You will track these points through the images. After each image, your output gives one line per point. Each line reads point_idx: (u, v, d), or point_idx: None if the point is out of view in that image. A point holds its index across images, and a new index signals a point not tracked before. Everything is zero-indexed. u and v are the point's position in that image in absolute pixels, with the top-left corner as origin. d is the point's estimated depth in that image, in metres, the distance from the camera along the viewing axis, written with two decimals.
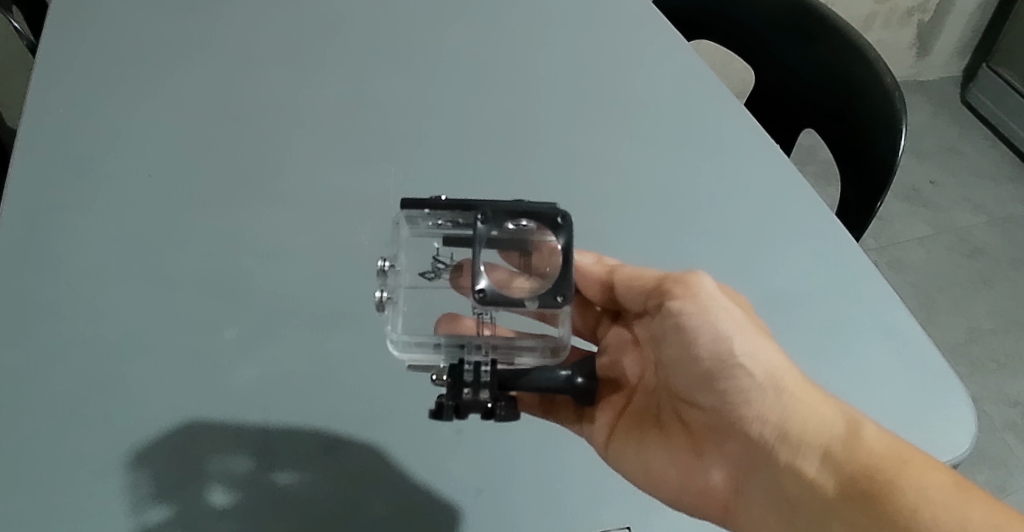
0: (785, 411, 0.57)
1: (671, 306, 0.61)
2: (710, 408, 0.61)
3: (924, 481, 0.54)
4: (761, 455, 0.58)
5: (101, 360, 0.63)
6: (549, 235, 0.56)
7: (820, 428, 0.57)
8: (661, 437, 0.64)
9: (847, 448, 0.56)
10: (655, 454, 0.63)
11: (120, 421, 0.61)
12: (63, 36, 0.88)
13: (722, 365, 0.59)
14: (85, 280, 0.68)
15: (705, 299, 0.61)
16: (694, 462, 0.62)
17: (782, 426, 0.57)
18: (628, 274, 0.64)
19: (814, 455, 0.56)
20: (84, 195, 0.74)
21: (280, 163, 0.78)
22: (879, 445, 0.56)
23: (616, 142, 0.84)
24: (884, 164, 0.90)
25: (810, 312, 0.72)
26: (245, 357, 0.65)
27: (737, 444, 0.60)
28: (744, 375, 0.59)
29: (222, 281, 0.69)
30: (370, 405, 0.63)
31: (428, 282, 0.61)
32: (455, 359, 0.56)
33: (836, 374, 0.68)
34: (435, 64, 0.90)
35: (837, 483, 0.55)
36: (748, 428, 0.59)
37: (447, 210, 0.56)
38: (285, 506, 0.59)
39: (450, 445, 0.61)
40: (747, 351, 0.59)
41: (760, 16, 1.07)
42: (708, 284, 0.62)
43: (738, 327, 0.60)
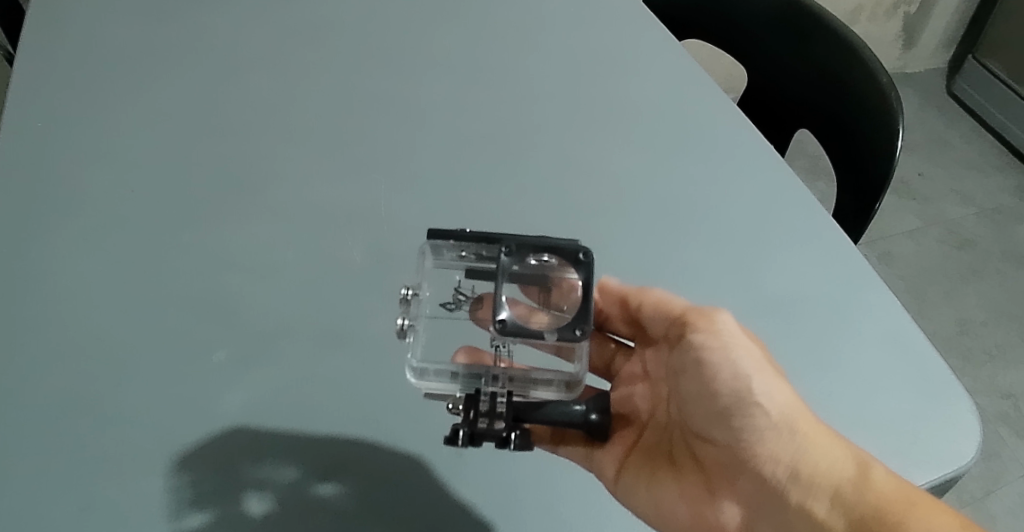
0: (799, 452, 0.58)
1: (693, 338, 0.61)
2: (725, 445, 0.60)
3: (933, 523, 0.55)
4: (773, 494, 0.59)
5: (89, 386, 0.62)
6: (571, 273, 0.55)
7: (832, 468, 0.57)
8: (674, 472, 0.64)
9: (857, 489, 0.57)
10: (666, 490, 0.63)
11: (107, 448, 0.59)
12: (42, 51, 0.86)
13: (738, 403, 0.59)
14: (72, 302, 0.66)
15: (725, 336, 0.60)
16: (707, 499, 0.62)
17: (795, 465, 0.58)
18: (654, 300, 0.63)
19: (825, 496, 0.58)
20: (68, 214, 0.72)
21: (269, 176, 0.77)
22: (889, 486, 0.56)
23: (610, 148, 0.83)
24: (881, 164, 0.89)
25: (817, 332, 0.70)
26: (238, 379, 0.63)
27: (750, 483, 0.60)
28: (760, 414, 0.58)
29: (213, 301, 0.67)
30: (367, 427, 0.62)
31: (448, 313, 0.61)
32: (471, 390, 0.55)
33: (850, 399, 0.66)
34: (425, 70, 0.88)
35: (847, 524, 0.57)
36: (762, 466, 0.59)
37: (474, 242, 0.56)
38: (325, 517, 0.58)
39: (453, 469, 0.60)
40: (764, 389, 0.58)
41: (754, 15, 1.06)
42: (730, 320, 0.61)
43: (757, 364, 0.59)
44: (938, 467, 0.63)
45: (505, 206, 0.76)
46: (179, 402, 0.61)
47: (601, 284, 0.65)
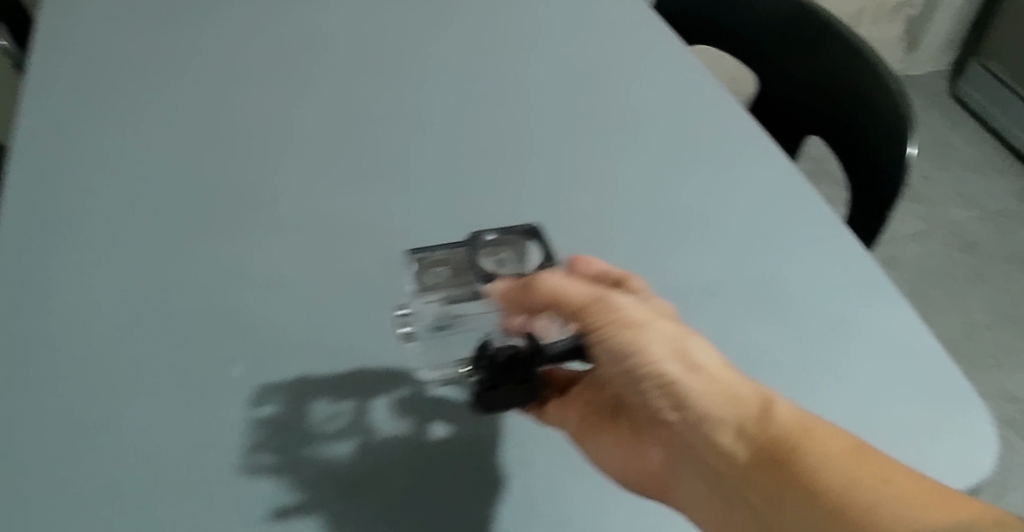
0: (693, 393, 0.50)
1: (584, 333, 0.51)
2: (636, 405, 0.53)
3: (823, 457, 0.47)
4: (679, 446, 0.50)
5: (93, 392, 0.59)
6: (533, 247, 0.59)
7: (730, 408, 0.49)
8: (614, 432, 0.56)
9: (759, 423, 0.49)
10: (597, 444, 0.56)
11: (109, 457, 0.57)
12: (51, 65, 0.86)
13: (629, 375, 0.51)
14: (77, 309, 0.64)
15: (617, 314, 0.51)
16: (636, 447, 0.55)
17: (692, 416, 0.50)
18: (543, 295, 0.52)
19: (727, 433, 0.49)
20: (72, 222, 0.71)
21: (281, 188, 0.76)
22: (788, 420, 0.48)
23: (622, 156, 0.82)
24: (893, 169, 0.89)
25: (821, 326, 0.69)
26: (249, 387, 0.60)
27: (660, 435, 0.52)
28: (650, 380, 0.50)
29: (223, 310, 0.65)
30: (382, 436, 0.58)
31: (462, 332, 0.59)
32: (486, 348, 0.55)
33: (848, 391, 0.64)
34: (436, 82, 0.88)
35: (754, 465, 0.48)
36: (667, 417, 0.51)
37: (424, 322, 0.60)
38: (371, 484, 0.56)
39: (467, 479, 0.57)
40: (653, 357, 0.50)
41: (763, 23, 1.06)
42: (624, 300, 0.52)
43: (653, 332, 0.51)
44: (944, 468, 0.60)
45: (516, 213, 0.75)
46: (185, 410, 0.59)
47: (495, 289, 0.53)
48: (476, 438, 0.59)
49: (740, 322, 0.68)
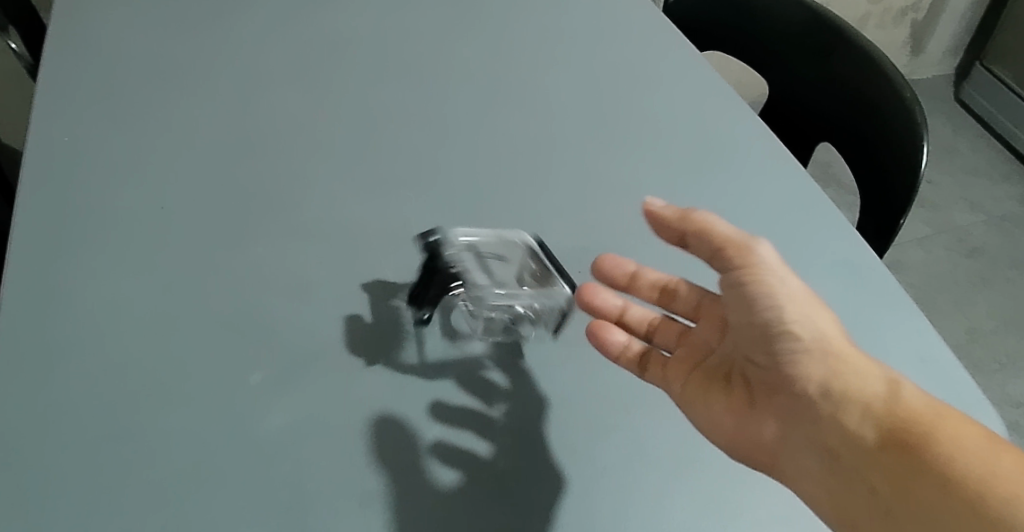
0: (828, 369, 0.58)
1: (730, 275, 0.60)
2: (767, 366, 0.60)
3: (960, 438, 0.54)
4: (805, 408, 0.58)
5: (119, 408, 0.59)
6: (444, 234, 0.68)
7: (863, 387, 0.57)
8: (729, 394, 0.63)
9: (889, 404, 0.56)
10: (713, 405, 0.62)
11: (130, 463, 0.56)
12: (66, 62, 0.86)
13: (773, 330, 0.59)
14: (99, 321, 0.64)
15: (759, 268, 0.60)
16: (748, 414, 0.61)
17: (827, 382, 0.58)
18: (696, 227, 0.61)
19: (856, 408, 0.56)
20: (92, 224, 0.70)
21: (298, 194, 0.75)
22: (918, 402, 0.56)
23: (640, 164, 0.82)
24: (906, 177, 0.89)
25: None
26: (273, 402, 0.60)
27: (786, 398, 0.59)
28: (794, 339, 0.59)
29: (244, 321, 0.65)
30: (406, 453, 0.59)
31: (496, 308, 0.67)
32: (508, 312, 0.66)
33: None
34: (452, 88, 0.88)
35: (879, 437, 0.55)
36: (801, 387, 0.58)
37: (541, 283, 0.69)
38: (407, 493, 0.57)
39: (491, 498, 0.57)
40: (800, 317, 0.59)
41: (775, 29, 1.06)
42: (770, 255, 0.60)
43: (797, 298, 0.60)
44: None
45: (534, 217, 0.75)
46: (211, 427, 0.59)
47: (645, 206, 0.61)
48: (504, 456, 0.59)
49: None
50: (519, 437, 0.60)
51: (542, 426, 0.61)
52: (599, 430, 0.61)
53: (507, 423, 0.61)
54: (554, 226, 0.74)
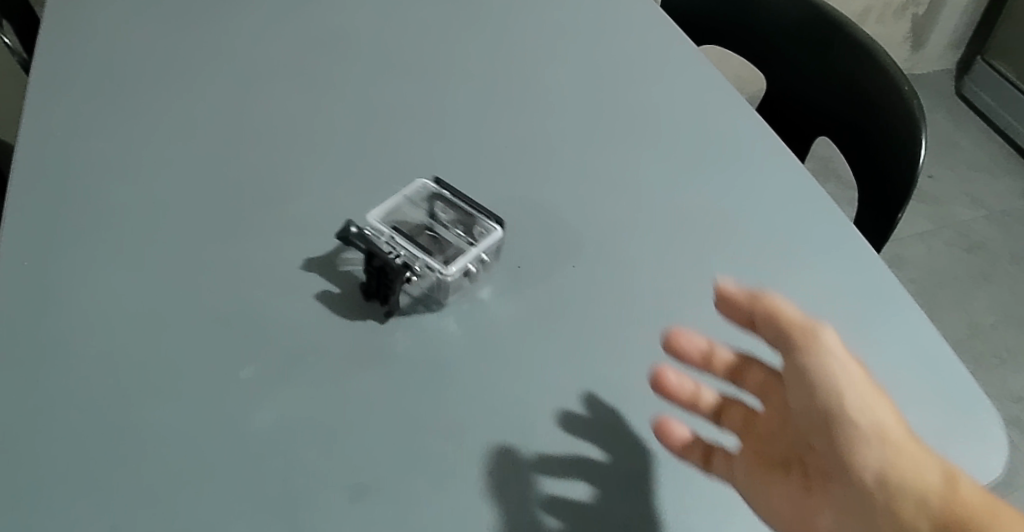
0: (886, 456, 0.48)
1: (793, 360, 0.52)
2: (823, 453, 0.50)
3: None
4: (857, 501, 0.48)
5: (108, 407, 0.58)
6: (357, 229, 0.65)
7: (921, 477, 0.48)
8: (786, 480, 0.52)
9: (945, 498, 0.47)
10: (773, 493, 0.52)
11: (119, 456, 0.55)
12: (60, 59, 0.85)
13: (830, 415, 0.50)
14: (90, 318, 0.63)
15: (824, 353, 0.51)
16: (804, 505, 0.51)
17: (884, 471, 0.48)
18: (765, 313, 0.53)
19: (914, 503, 0.47)
20: (83, 218, 0.70)
21: (292, 187, 0.74)
22: (976, 498, 0.48)
23: (637, 160, 0.81)
24: (904, 170, 0.88)
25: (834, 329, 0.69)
26: (266, 398, 0.59)
27: (840, 488, 0.49)
28: (848, 423, 0.49)
29: (236, 316, 0.64)
30: (399, 444, 0.57)
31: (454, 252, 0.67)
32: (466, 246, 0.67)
33: None
34: (448, 83, 0.87)
35: None
36: (850, 476, 0.49)
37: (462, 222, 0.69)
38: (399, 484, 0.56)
39: (485, 487, 0.56)
40: (857, 399, 0.50)
41: (771, 23, 1.06)
42: (836, 342, 0.52)
43: (855, 381, 0.50)
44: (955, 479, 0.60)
45: (529, 209, 0.74)
46: (201, 423, 0.57)
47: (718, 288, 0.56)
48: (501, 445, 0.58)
49: None
50: (517, 431, 0.59)
51: (540, 420, 0.59)
52: (598, 424, 0.60)
53: (507, 421, 0.59)
54: (549, 219, 0.74)
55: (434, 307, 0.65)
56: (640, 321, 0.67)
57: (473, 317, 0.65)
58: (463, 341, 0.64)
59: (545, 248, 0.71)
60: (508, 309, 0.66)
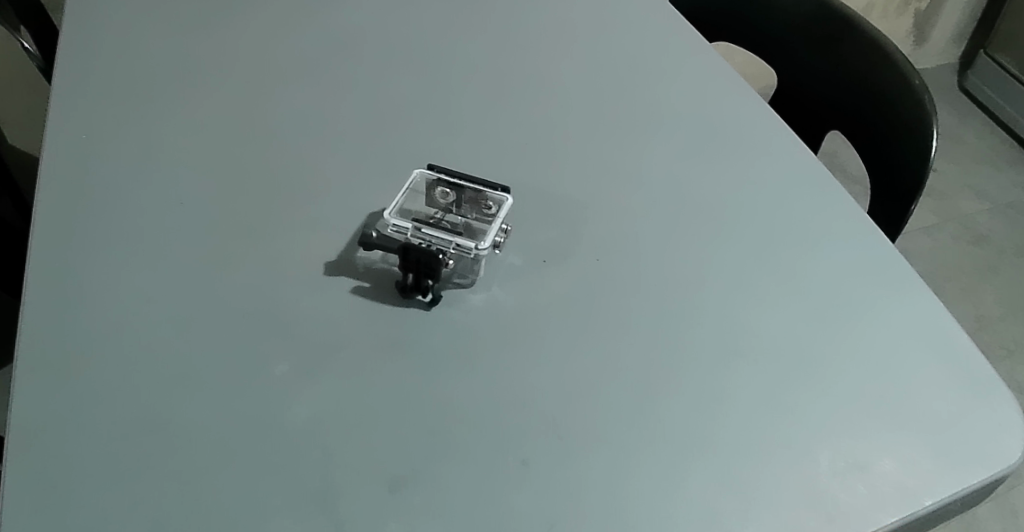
0: None
1: None
2: None
3: None
4: None
5: (145, 401, 0.59)
6: (376, 234, 0.65)
7: None
8: None
9: None
10: None
11: (160, 450, 0.56)
12: (82, 60, 0.86)
13: None
14: (121, 314, 0.64)
15: None
16: None
17: None
18: None
19: None
20: (113, 217, 0.71)
21: (317, 183, 0.75)
22: None
23: (657, 152, 0.82)
24: (915, 163, 0.89)
25: (851, 317, 0.69)
26: (300, 391, 0.60)
27: None
28: None
29: (266, 311, 0.64)
30: (434, 434, 0.58)
31: (473, 229, 0.67)
32: (482, 220, 0.68)
33: (881, 382, 0.65)
34: (465, 78, 0.88)
35: None
36: None
37: (469, 200, 0.68)
38: (435, 473, 0.56)
39: (520, 477, 0.57)
40: None
41: (781, 17, 1.07)
42: None
43: None
44: (978, 466, 0.61)
45: (550, 201, 0.75)
46: (236, 418, 0.58)
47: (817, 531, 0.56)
48: (531, 434, 0.59)
49: (772, 310, 0.69)
50: (546, 422, 0.60)
51: (570, 414, 0.60)
52: (624, 417, 0.61)
53: (538, 412, 0.60)
54: (571, 211, 0.74)
55: (467, 281, 0.67)
56: (662, 311, 0.68)
57: (500, 309, 0.66)
58: (489, 329, 0.64)
59: (568, 241, 0.72)
60: (534, 300, 0.67)
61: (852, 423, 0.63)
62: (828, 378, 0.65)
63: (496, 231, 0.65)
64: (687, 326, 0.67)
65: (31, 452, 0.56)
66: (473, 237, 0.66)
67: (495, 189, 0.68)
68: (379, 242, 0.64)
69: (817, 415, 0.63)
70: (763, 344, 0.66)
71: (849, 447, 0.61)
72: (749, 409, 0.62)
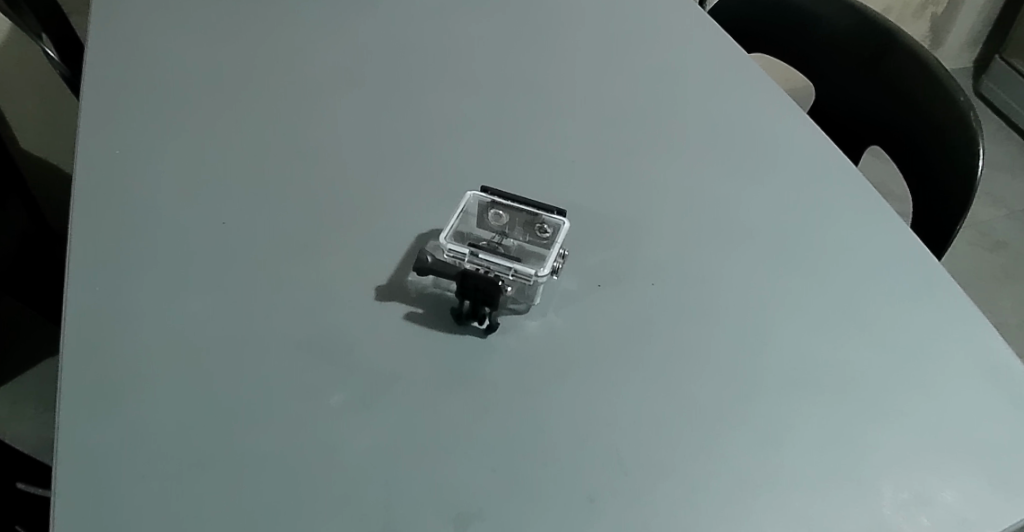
0: None
1: None
2: None
3: None
4: None
5: (196, 434, 0.57)
6: (430, 260, 0.64)
7: None
8: None
9: None
10: None
11: (215, 486, 0.55)
12: (111, 73, 0.84)
13: None
14: (166, 342, 0.62)
15: None
16: None
17: None
18: None
19: None
20: (152, 238, 0.69)
21: (361, 202, 0.73)
22: None
23: (702, 171, 0.80)
24: (960, 180, 0.88)
25: (907, 343, 0.68)
26: (355, 423, 0.58)
27: None
28: None
29: (315, 338, 0.63)
30: (495, 467, 0.57)
31: (531, 253, 0.65)
32: (540, 245, 0.66)
33: (941, 411, 0.63)
34: (506, 93, 0.86)
35: None
36: None
37: (523, 224, 0.67)
38: (497, 510, 0.55)
39: (585, 514, 0.55)
40: None
41: (822, 28, 1.06)
42: None
43: None
44: None
45: (598, 222, 0.73)
46: (291, 450, 0.57)
47: None
48: (593, 468, 0.57)
49: (829, 335, 0.67)
50: (608, 456, 0.58)
51: (633, 448, 0.59)
52: (688, 452, 0.59)
53: (601, 447, 0.58)
54: (619, 232, 0.73)
55: (522, 307, 0.66)
56: (721, 338, 0.66)
57: (557, 337, 0.64)
58: (543, 357, 0.63)
59: (619, 263, 0.70)
60: (589, 328, 0.65)
61: (915, 455, 0.61)
62: (887, 408, 0.63)
63: (555, 256, 0.64)
64: (744, 353, 0.65)
65: (82, 489, 0.54)
66: (531, 263, 0.64)
67: (552, 212, 0.67)
68: (434, 267, 0.63)
69: (879, 447, 0.61)
70: (820, 372, 0.65)
71: (913, 479, 0.59)
72: (809, 439, 0.61)
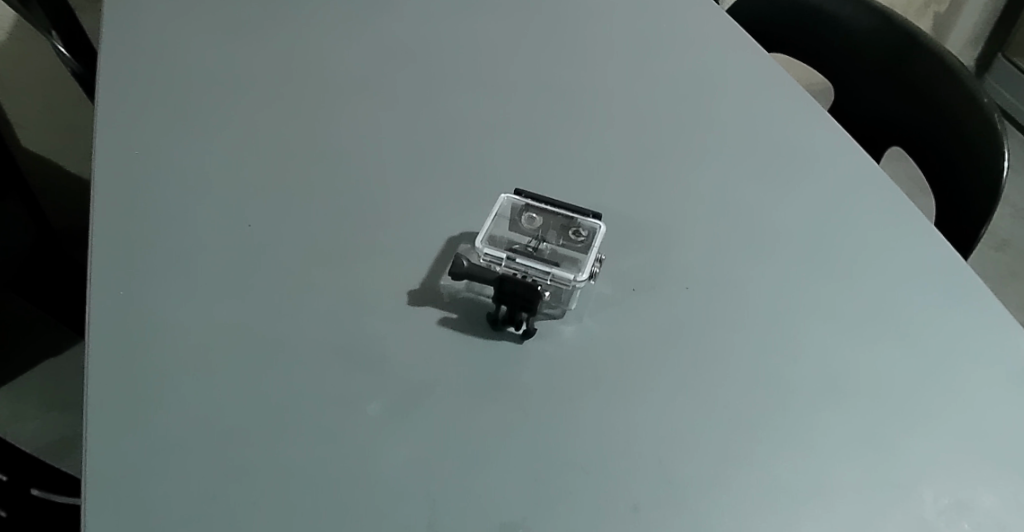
0: None
1: None
2: None
3: None
4: None
5: (230, 445, 0.56)
6: (466, 263, 0.62)
7: None
8: None
9: None
10: None
11: (251, 498, 0.54)
12: (127, 79, 0.83)
13: None
14: (195, 352, 0.60)
15: None
16: None
17: None
18: None
19: None
20: (177, 245, 0.67)
21: (387, 207, 0.72)
22: None
23: (728, 173, 0.79)
24: (985, 182, 0.87)
25: (940, 348, 0.67)
26: (390, 431, 0.57)
27: None
28: None
29: (346, 346, 0.61)
30: (535, 476, 0.56)
31: (567, 257, 0.65)
32: (575, 248, 0.65)
33: (978, 416, 0.63)
34: (529, 96, 0.85)
35: None
36: None
37: (558, 227, 0.67)
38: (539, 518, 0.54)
39: (628, 522, 0.54)
40: None
41: (840, 30, 1.05)
42: None
43: None
44: None
45: (626, 226, 0.72)
46: (327, 461, 0.55)
47: None
48: (634, 475, 0.56)
49: (863, 341, 0.66)
50: (648, 464, 0.57)
51: (674, 457, 0.58)
52: (729, 458, 0.58)
53: (641, 455, 0.57)
54: (648, 237, 0.72)
55: (558, 312, 0.65)
56: (755, 343, 0.65)
57: (591, 343, 0.63)
58: (578, 363, 0.62)
59: (649, 268, 0.69)
60: (623, 334, 0.64)
61: (953, 461, 0.60)
62: (924, 414, 0.62)
63: (592, 261, 0.63)
64: (778, 359, 0.64)
65: (115, 503, 0.53)
66: (567, 267, 0.63)
67: (587, 216, 0.66)
68: (471, 271, 0.62)
69: (917, 453, 0.60)
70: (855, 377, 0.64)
71: (953, 486, 0.59)
72: (847, 447, 0.60)
